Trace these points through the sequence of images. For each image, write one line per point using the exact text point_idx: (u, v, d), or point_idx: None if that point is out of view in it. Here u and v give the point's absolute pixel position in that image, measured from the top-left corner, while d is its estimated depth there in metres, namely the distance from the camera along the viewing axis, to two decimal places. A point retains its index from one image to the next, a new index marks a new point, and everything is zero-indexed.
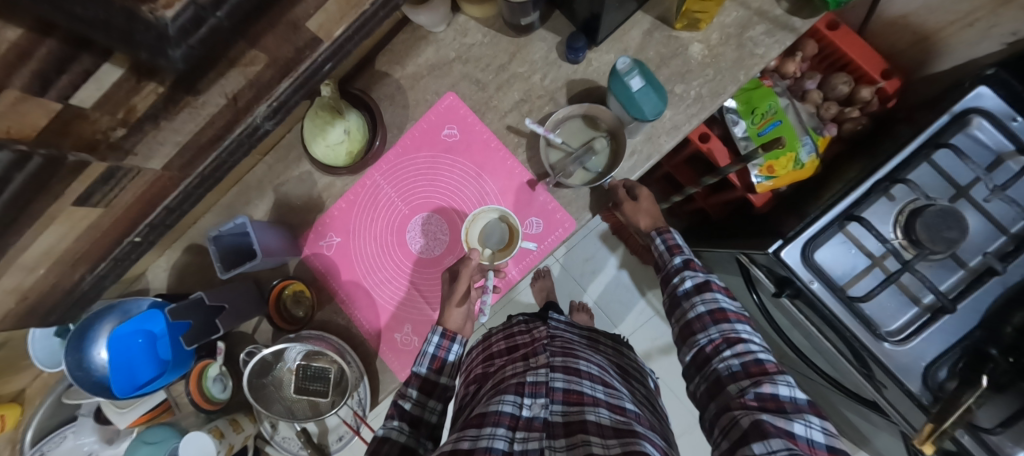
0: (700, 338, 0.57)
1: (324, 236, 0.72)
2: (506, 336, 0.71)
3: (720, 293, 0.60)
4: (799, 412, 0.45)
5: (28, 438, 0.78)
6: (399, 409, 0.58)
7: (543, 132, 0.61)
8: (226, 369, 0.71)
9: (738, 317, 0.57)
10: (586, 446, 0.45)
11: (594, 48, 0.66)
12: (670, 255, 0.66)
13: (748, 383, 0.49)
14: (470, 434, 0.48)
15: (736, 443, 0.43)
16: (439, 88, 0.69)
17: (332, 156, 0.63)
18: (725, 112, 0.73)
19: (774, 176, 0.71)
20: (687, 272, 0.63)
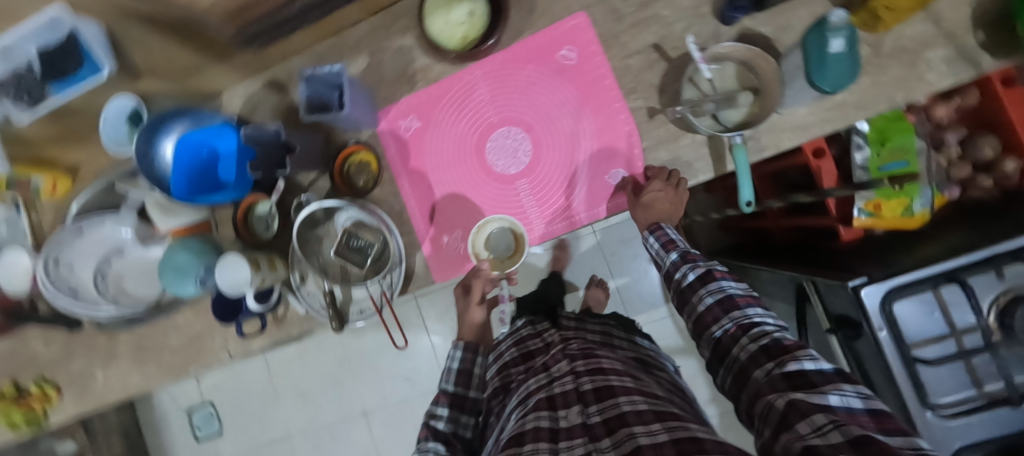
0: (716, 331, 0.55)
1: (404, 116, 0.70)
2: (523, 353, 0.80)
3: (725, 280, 0.59)
4: (831, 383, 0.39)
5: (74, 210, 0.82)
6: (433, 428, 0.73)
7: (698, 58, 0.55)
8: (275, 210, 0.71)
9: (748, 301, 0.55)
10: (632, 439, 0.45)
11: (750, 15, 0.60)
12: (666, 252, 0.69)
13: (774, 365, 0.44)
14: (512, 453, 0.50)
15: (777, 430, 0.38)
16: (573, 4, 0.64)
17: (447, 34, 0.62)
18: (851, 133, 0.67)
19: (876, 214, 0.66)
20: (686, 265, 0.65)
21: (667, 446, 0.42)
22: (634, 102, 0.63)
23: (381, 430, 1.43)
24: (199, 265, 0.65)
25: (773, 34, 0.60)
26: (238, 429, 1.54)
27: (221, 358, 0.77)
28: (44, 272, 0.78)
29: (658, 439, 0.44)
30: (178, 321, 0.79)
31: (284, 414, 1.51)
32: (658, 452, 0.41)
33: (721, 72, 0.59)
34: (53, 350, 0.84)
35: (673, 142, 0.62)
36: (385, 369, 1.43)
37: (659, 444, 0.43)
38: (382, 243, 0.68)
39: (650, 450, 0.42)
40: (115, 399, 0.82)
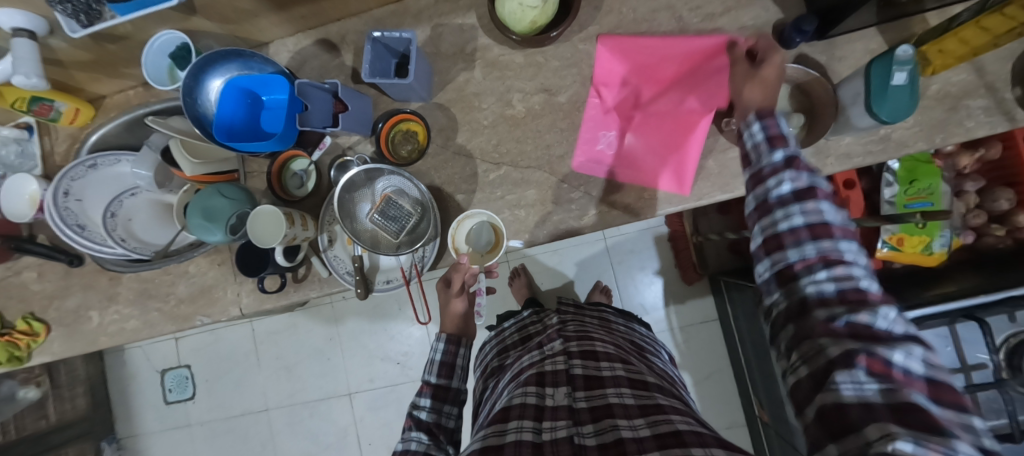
0: (789, 254, 0.41)
1: (601, 139, 0.66)
2: (522, 334, 0.79)
3: (827, 201, 0.41)
4: (899, 342, 0.34)
5: (91, 142, 0.78)
6: (416, 419, 0.65)
7: None
8: (314, 168, 0.70)
9: (843, 229, 0.41)
10: (614, 430, 0.46)
11: (810, 42, 0.62)
12: (765, 143, 0.45)
13: (843, 311, 0.37)
14: (496, 429, 0.50)
15: (817, 378, 0.36)
16: (640, 7, 0.66)
17: (518, 17, 0.60)
18: (882, 170, 0.71)
19: (899, 248, 0.69)
20: (788, 170, 0.43)
21: (649, 440, 0.43)
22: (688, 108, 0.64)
23: (363, 411, 1.41)
24: (234, 211, 0.63)
25: (828, 63, 0.62)
26: (211, 395, 1.49)
27: (231, 313, 0.75)
28: (53, 201, 0.72)
29: (640, 434, 0.45)
30: (188, 269, 0.77)
31: (262, 385, 1.46)
32: (639, 447, 0.42)
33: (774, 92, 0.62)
34: (48, 283, 0.80)
35: (722, 153, 0.63)
36: (375, 349, 1.41)
37: (640, 437, 0.44)
38: (419, 217, 0.67)
39: (633, 444, 0.43)
40: (109, 343, 0.78)
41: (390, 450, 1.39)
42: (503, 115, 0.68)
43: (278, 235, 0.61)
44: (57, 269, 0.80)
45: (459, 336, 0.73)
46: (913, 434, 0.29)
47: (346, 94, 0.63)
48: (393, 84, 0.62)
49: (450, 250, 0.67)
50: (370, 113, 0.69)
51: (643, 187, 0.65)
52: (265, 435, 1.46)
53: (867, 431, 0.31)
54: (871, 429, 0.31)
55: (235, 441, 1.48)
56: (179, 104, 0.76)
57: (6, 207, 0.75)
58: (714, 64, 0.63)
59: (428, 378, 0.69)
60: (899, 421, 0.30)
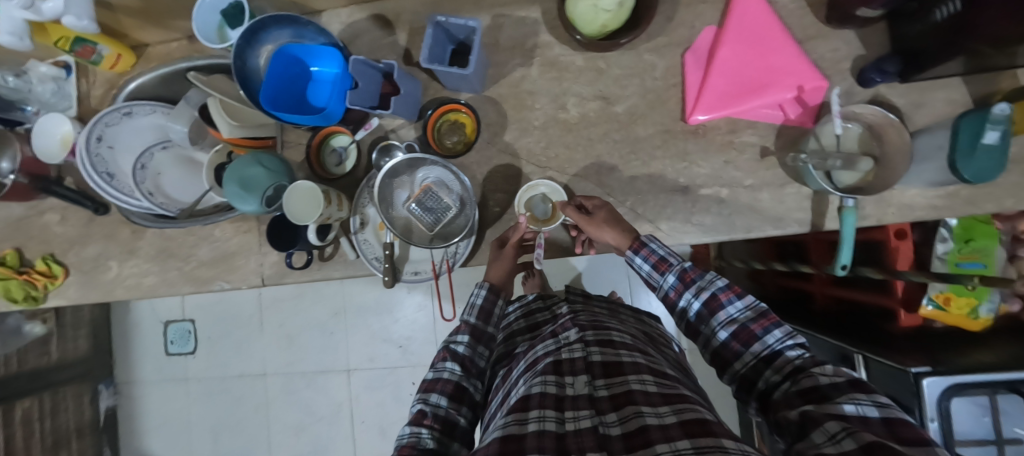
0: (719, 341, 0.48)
1: None
2: (528, 321, 0.75)
3: (733, 301, 0.48)
4: (843, 394, 0.35)
5: (128, 90, 0.77)
6: (451, 351, 0.57)
7: (837, 111, 0.55)
8: (355, 147, 0.68)
9: (763, 325, 0.45)
10: (638, 417, 0.42)
11: (889, 83, 0.60)
12: (659, 274, 0.54)
13: (789, 384, 0.40)
14: (516, 419, 0.46)
15: (794, 440, 0.35)
16: (714, 23, 0.63)
17: (588, 19, 0.57)
18: (938, 223, 0.68)
19: (945, 308, 0.66)
20: (686, 290, 0.51)
21: (675, 428, 0.39)
22: (749, 136, 0.62)
23: (360, 389, 1.41)
24: (269, 182, 0.61)
25: (905, 109, 0.59)
26: (211, 352, 1.49)
27: (251, 282, 0.73)
28: (84, 146, 0.71)
29: (666, 421, 0.41)
30: (214, 233, 0.75)
31: (263, 349, 1.46)
32: (665, 435, 0.39)
33: (844, 132, 0.59)
34: (70, 228, 0.79)
35: (778, 188, 0.61)
36: (378, 329, 1.40)
37: (666, 425, 0.40)
38: (456, 211, 0.65)
39: (657, 432, 0.39)
40: (126, 295, 0.78)
41: (380, 431, 1.39)
42: (555, 118, 0.66)
43: (315, 213, 0.59)
44: (81, 215, 0.79)
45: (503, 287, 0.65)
46: None
47: (401, 77, 0.61)
48: (451, 73, 0.60)
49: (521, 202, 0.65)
50: (420, 99, 0.66)
51: (692, 212, 0.62)
52: (260, 398, 1.47)
53: None
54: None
55: (229, 401, 1.49)
56: (223, 62, 0.74)
57: (39, 146, 0.74)
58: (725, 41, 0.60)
59: (465, 317, 0.61)
60: None
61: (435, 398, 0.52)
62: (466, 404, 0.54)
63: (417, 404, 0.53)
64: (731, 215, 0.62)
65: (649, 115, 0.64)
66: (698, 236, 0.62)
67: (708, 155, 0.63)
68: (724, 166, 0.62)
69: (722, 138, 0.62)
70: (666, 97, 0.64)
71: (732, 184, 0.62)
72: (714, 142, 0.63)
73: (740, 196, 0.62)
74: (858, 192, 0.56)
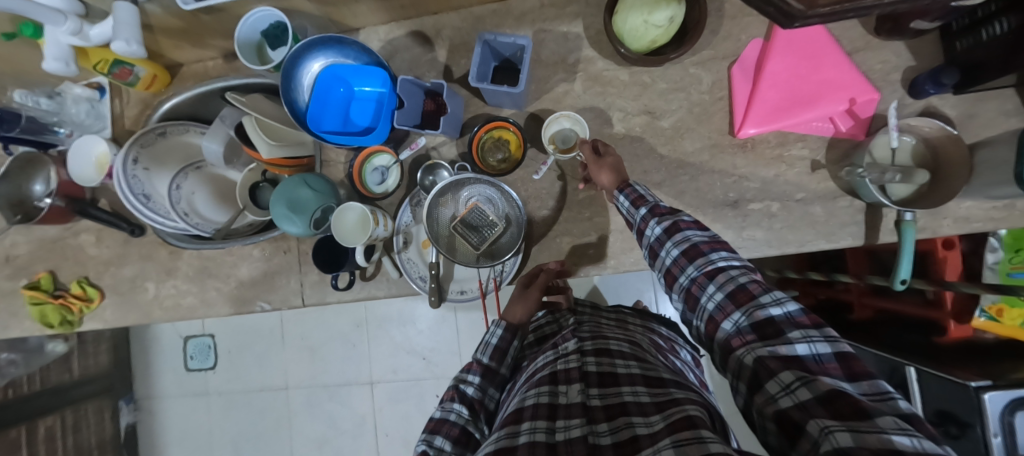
0: (680, 282, 0.44)
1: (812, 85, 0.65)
2: (539, 336, 0.71)
3: (692, 229, 0.46)
4: (796, 331, 0.34)
5: (162, 110, 0.76)
6: (460, 393, 0.53)
7: (893, 125, 0.54)
8: (399, 166, 0.67)
9: (713, 245, 0.43)
10: (629, 427, 0.40)
11: (941, 95, 0.59)
12: (634, 209, 0.51)
13: (741, 316, 0.37)
14: (508, 431, 0.43)
15: (750, 388, 0.34)
16: (760, 35, 0.63)
17: (638, 35, 0.57)
18: (987, 233, 0.67)
19: (998, 319, 0.66)
20: (653, 218, 0.49)
21: (662, 431, 0.37)
22: (800, 149, 0.61)
23: (383, 402, 1.40)
24: (318, 205, 0.60)
25: (959, 119, 0.59)
26: (232, 366, 1.48)
27: (292, 302, 0.73)
28: (122, 168, 0.69)
29: (654, 428, 0.38)
30: (252, 252, 0.74)
31: (285, 362, 1.45)
32: (652, 440, 0.37)
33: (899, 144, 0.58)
34: (105, 249, 0.78)
35: (832, 201, 0.60)
36: (401, 342, 1.39)
37: (654, 431, 0.38)
38: (503, 230, 0.64)
39: (647, 439, 0.37)
40: (163, 317, 0.77)
41: (405, 443, 1.38)
42: (599, 133, 0.65)
43: (364, 237, 0.59)
44: (116, 236, 0.78)
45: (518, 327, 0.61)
46: (845, 424, 0.26)
47: (449, 96, 0.61)
48: (500, 92, 0.59)
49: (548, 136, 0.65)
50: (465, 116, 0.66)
51: (743, 226, 0.62)
52: (282, 412, 1.46)
53: (810, 431, 0.27)
54: (812, 427, 0.27)
55: (251, 414, 1.48)
56: (260, 80, 0.73)
57: (75, 168, 0.73)
58: (771, 54, 0.60)
59: (478, 356, 0.57)
60: (833, 413, 0.27)
61: (440, 441, 0.46)
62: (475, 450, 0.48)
63: (421, 446, 0.47)
64: (782, 229, 0.61)
65: (697, 129, 0.64)
66: (749, 250, 0.62)
67: (758, 169, 0.62)
68: (775, 179, 0.62)
69: (772, 151, 0.62)
70: (713, 110, 0.63)
71: (784, 198, 0.61)
72: (764, 155, 0.62)
73: (792, 210, 0.61)
74: (914, 206, 0.56)
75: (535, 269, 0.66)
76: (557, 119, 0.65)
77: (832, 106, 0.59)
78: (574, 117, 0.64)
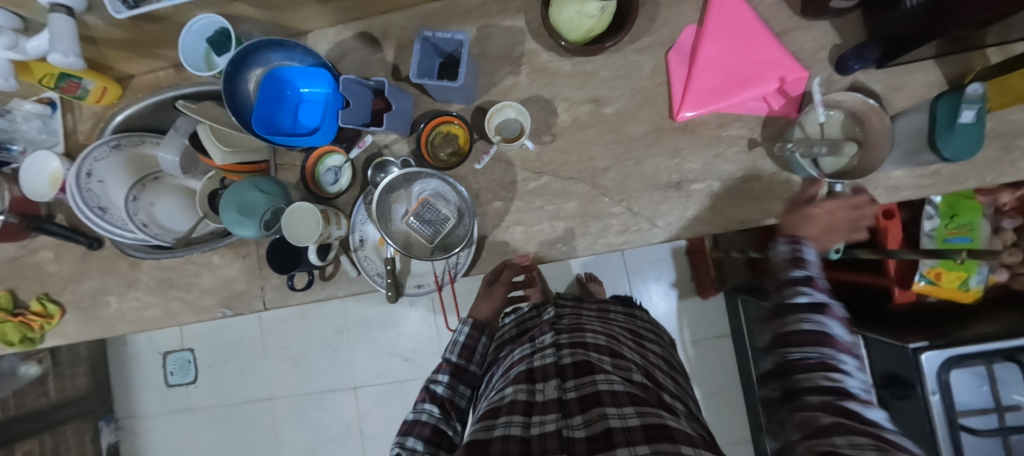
0: (792, 354, 0.46)
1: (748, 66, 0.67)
2: (520, 328, 0.72)
3: (836, 322, 0.46)
4: (894, 431, 0.37)
5: (116, 123, 0.76)
6: (431, 392, 0.65)
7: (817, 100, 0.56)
8: (351, 165, 0.69)
9: (841, 347, 0.44)
10: (603, 419, 0.41)
11: (867, 70, 0.62)
12: (791, 265, 0.52)
13: (832, 396, 0.41)
14: (485, 425, 0.47)
15: (809, 437, 0.38)
16: (694, 21, 0.65)
17: (574, 26, 0.59)
18: (923, 202, 0.70)
19: (937, 283, 0.68)
20: (808, 287, 0.49)
21: (636, 431, 0.38)
22: (737, 129, 0.63)
23: (368, 406, 1.40)
24: (268, 207, 0.61)
25: (884, 93, 0.61)
26: (214, 380, 1.48)
27: (254, 307, 0.73)
28: (75, 182, 0.70)
29: (628, 423, 0.40)
30: (212, 260, 0.75)
31: (267, 374, 1.45)
32: (626, 437, 0.38)
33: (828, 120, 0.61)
34: (65, 265, 0.78)
35: (769, 177, 0.62)
36: (382, 346, 1.40)
37: (628, 427, 0.39)
38: (455, 222, 0.66)
39: (620, 434, 0.38)
40: (127, 329, 0.77)
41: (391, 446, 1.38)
42: (546, 124, 0.67)
43: (315, 234, 0.60)
44: (75, 251, 0.78)
45: (484, 324, 0.76)
46: None
47: (392, 93, 0.62)
48: (442, 87, 0.60)
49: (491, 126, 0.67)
50: (412, 113, 0.67)
51: (687, 207, 0.64)
52: (267, 424, 1.45)
53: None
54: None
55: (236, 428, 1.47)
56: (212, 88, 0.74)
57: (27, 184, 0.73)
58: (704, 38, 0.62)
59: (448, 356, 0.70)
60: None
61: (412, 441, 0.57)
62: (444, 445, 0.59)
63: (396, 446, 0.58)
64: (725, 207, 0.63)
65: (639, 115, 0.65)
66: (695, 230, 0.64)
67: (699, 150, 0.64)
68: (715, 160, 0.64)
69: (711, 133, 0.64)
70: (653, 96, 0.65)
71: (725, 177, 0.63)
72: (703, 137, 0.64)
73: (733, 188, 0.63)
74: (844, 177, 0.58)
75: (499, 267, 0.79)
76: (502, 109, 0.67)
77: (763, 85, 0.61)
78: (518, 107, 0.65)
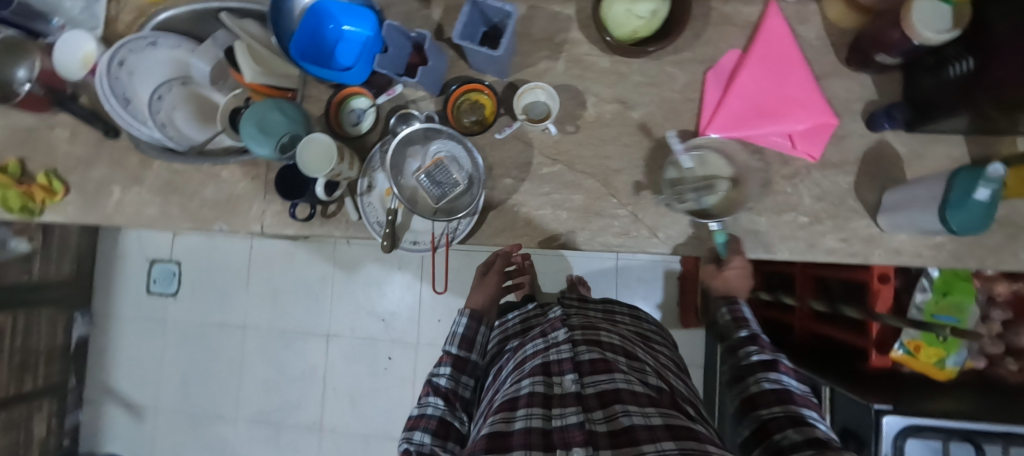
0: (764, 413, 0.52)
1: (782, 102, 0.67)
2: (523, 325, 0.74)
3: (786, 374, 0.57)
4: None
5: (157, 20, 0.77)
6: (433, 385, 0.65)
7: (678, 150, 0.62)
8: (375, 112, 0.69)
9: (807, 406, 0.52)
10: (624, 416, 0.43)
11: (895, 131, 0.62)
12: (739, 327, 0.69)
13: (812, 452, 0.43)
14: (503, 417, 0.47)
15: None
16: (739, 46, 0.65)
17: (620, 23, 0.59)
18: (920, 273, 0.71)
19: (914, 354, 0.70)
20: (753, 346, 0.63)
21: (661, 430, 0.40)
22: (755, 160, 0.64)
23: (336, 357, 1.41)
24: (285, 131, 0.62)
25: (907, 157, 0.62)
26: (196, 299, 1.49)
27: (251, 228, 0.74)
28: (106, 69, 0.70)
29: (651, 422, 0.41)
30: (221, 174, 0.76)
31: (247, 304, 1.46)
32: (651, 436, 0.39)
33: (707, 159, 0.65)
34: (78, 146, 0.79)
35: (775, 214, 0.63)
36: (364, 301, 1.41)
37: (652, 425, 0.41)
38: (463, 189, 0.66)
39: (644, 432, 0.40)
40: (124, 222, 0.78)
41: (350, 401, 1.40)
42: (572, 114, 0.68)
43: (326, 168, 0.60)
44: (90, 135, 0.79)
45: (481, 315, 0.76)
46: None
47: (430, 49, 0.62)
48: (480, 54, 0.61)
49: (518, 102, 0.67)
50: (445, 74, 0.68)
51: (689, 225, 0.65)
52: (235, 353, 1.47)
53: None
54: None
55: (206, 350, 1.49)
56: (257, 8, 0.75)
57: (59, 61, 0.74)
58: (743, 64, 0.63)
59: (448, 349, 0.69)
60: None
61: (419, 434, 0.57)
62: (451, 438, 0.59)
63: (403, 443, 0.58)
64: (726, 233, 0.64)
65: (663, 125, 0.66)
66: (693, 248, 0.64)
67: None
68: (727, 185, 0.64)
69: (729, 158, 0.65)
70: (681, 110, 0.66)
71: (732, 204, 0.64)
72: (720, 160, 0.65)
73: (738, 216, 0.64)
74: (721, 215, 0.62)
75: (494, 254, 0.88)
76: (533, 89, 0.67)
77: (791, 123, 0.61)
78: (549, 90, 0.66)
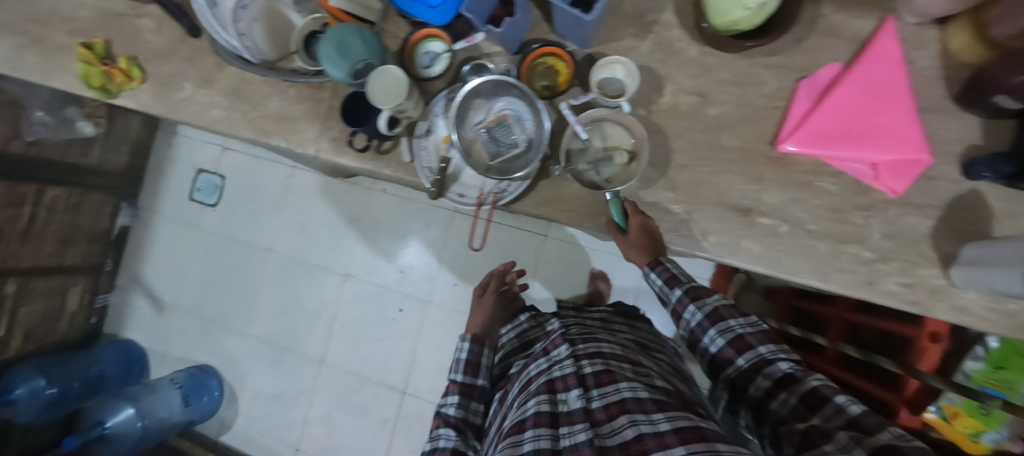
0: (733, 371, 0.58)
1: None
2: (522, 340, 0.79)
3: (733, 318, 0.61)
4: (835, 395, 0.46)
5: None
6: (443, 416, 0.67)
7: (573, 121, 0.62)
8: (449, 57, 0.69)
9: (758, 337, 0.58)
10: (633, 425, 0.43)
11: (993, 183, 0.57)
12: (670, 288, 0.67)
13: (787, 395, 0.50)
14: (512, 441, 0.47)
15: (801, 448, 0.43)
16: (841, 60, 0.61)
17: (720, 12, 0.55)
18: (975, 342, 0.74)
19: (948, 419, 0.70)
20: (691, 304, 0.64)
21: (669, 434, 0.40)
22: (829, 183, 0.61)
23: (347, 298, 1.45)
24: (360, 58, 0.62)
25: (998, 213, 0.57)
26: (229, 214, 1.55)
27: (305, 149, 0.76)
28: None
29: (660, 428, 0.41)
30: (287, 92, 0.77)
31: (272, 229, 1.51)
32: (660, 443, 0.39)
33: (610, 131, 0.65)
34: (161, 38, 0.81)
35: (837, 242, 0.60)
36: (382, 248, 1.43)
37: (660, 432, 0.41)
38: (519, 151, 0.65)
39: (652, 439, 0.40)
40: (189, 119, 0.81)
41: (354, 342, 1.44)
42: (647, 99, 0.65)
43: (393, 101, 0.60)
44: (174, 30, 0.81)
45: (483, 338, 0.77)
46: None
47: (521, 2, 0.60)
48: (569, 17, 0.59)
49: (597, 73, 0.65)
50: (527, 31, 0.66)
51: (742, 236, 0.62)
52: (253, 278, 1.53)
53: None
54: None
55: (229, 272, 1.55)
56: None
57: None
58: (840, 80, 0.59)
59: (455, 377, 0.71)
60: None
61: None
62: None
63: None
64: (779, 252, 0.61)
65: (739, 128, 0.63)
66: (741, 260, 0.62)
67: (781, 187, 0.62)
68: (793, 202, 0.61)
69: (801, 175, 0.61)
70: (762, 117, 0.63)
71: (795, 223, 0.61)
72: (792, 176, 0.62)
73: (797, 238, 0.61)
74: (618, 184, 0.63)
75: (488, 278, 1.04)
76: (614, 64, 0.65)
77: (882, 151, 0.57)
78: (630, 66, 0.64)
